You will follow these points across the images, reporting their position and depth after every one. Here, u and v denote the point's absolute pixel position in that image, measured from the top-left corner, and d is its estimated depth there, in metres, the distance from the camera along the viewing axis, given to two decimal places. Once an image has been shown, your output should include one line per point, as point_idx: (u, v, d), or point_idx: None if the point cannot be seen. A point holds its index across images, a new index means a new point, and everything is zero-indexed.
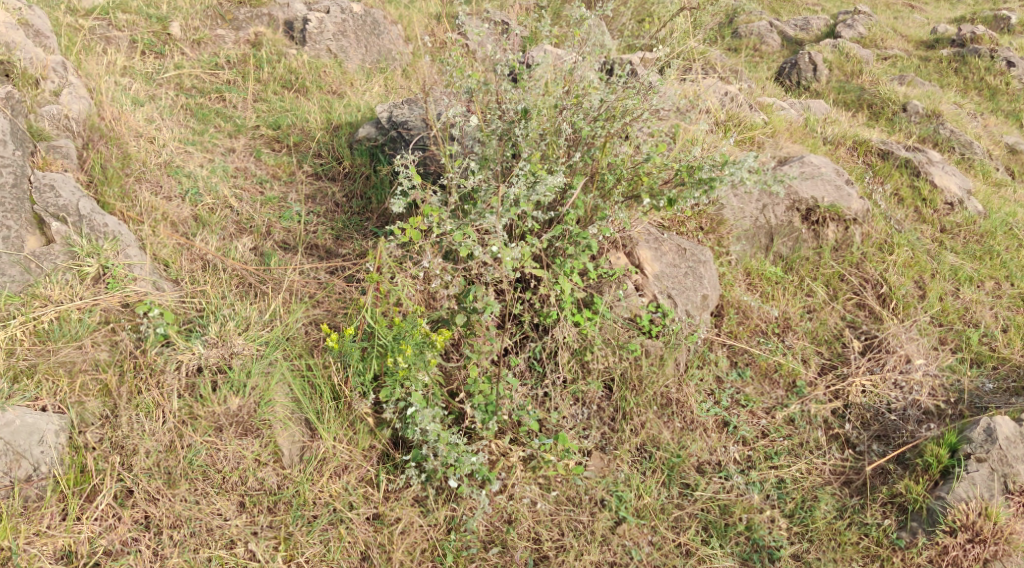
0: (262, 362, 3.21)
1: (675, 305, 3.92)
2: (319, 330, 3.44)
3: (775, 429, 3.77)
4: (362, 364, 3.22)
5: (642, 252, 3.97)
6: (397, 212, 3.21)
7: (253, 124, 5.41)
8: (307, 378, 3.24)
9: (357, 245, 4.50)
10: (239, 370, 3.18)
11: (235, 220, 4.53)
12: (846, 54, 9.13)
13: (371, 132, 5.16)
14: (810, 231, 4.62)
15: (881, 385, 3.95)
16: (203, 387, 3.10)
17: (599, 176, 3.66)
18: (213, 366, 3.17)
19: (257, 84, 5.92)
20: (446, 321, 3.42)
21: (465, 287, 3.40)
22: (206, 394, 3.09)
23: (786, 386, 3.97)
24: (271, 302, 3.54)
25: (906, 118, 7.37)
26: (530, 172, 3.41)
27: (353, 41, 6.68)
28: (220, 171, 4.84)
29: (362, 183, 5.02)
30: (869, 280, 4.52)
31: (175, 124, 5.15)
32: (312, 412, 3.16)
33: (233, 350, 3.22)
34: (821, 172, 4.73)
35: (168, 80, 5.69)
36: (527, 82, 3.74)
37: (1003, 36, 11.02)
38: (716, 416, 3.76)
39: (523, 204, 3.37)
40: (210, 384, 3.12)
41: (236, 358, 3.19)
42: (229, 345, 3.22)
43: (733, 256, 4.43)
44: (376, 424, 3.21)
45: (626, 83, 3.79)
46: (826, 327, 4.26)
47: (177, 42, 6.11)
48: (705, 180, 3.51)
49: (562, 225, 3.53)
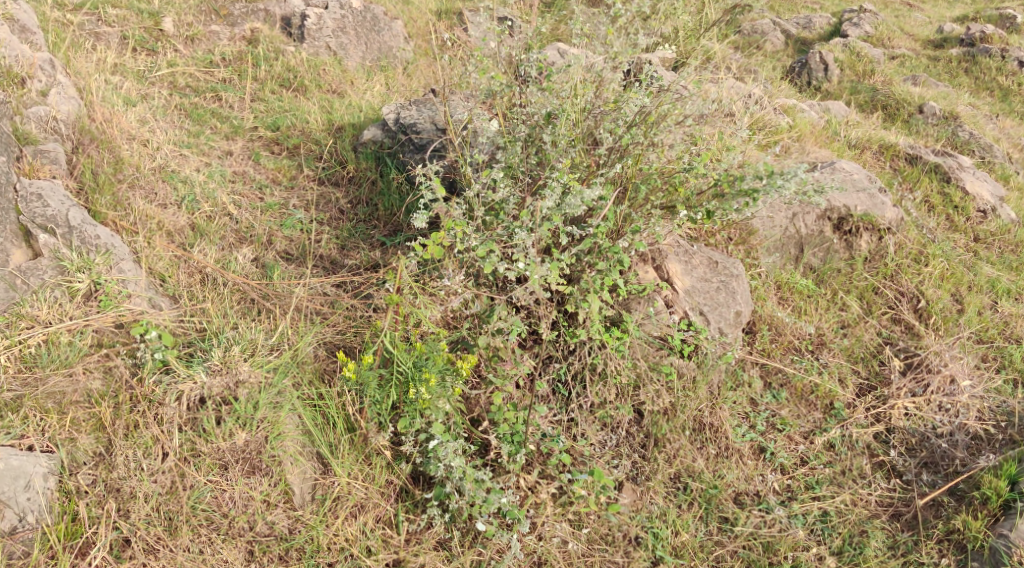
0: (269, 392, 2.94)
1: (707, 322, 3.67)
2: (330, 354, 3.18)
3: (815, 455, 3.54)
4: (379, 394, 2.95)
5: (672, 266, 3.74)
6: (419, 228, 2.96)
7: (251, 125, 5.14)
8: (319, 407, 2.98)
9: (364, 256, 4.24)
10: (245, 402, 2.91)
11: (234, 229, 4.26)
12: (857, 53, 8.90)
13: (377, 135, 4.91)
14: (841, 241, 4.41)
15: (925, 408, 3.73)
16: (206, 420, 2.84)
17: (631, 187, 3.41)
18: (216, 397, 2.90)
19: (254, 83, 5.64)
20: (467, 344, 3.16)
21: (488, 307, 3.19)
22: (209, 428, 2.83)
23: (824, 409, 3.73)
24: (278, 322, 3.28)
25: (922, 120, 7.14)
26: (561, 183, 3.18)
27: (352, 38, 6.40)
28: (217, 176, 4.56)
29: (368, 189, 4.75)
30: (905, 294, 4.29)
31: (168, 126, 4.87)
32: (324, 446, 2.90)
33: (239, 379, 2.93)
34: (853, 179, 4.52)
35: (161, 78, 5.42)
36: (555, 84, 3.51)
37: (1011, 36, 10.80)
38: (752, 442, 3.53)
39: (555, 217, 3.15)
40: (213, 417, 2.85)
41: (242, 388, 2.92)
42: (234, 373, 2.93)
43: (763, 268, 4.19)
44: (394, 458, 2.93)
45: (662, 89, 3.58)
46: (862, 343, 4.04)
47: (169, 38, 5.83)
48: (748, 192, 3.27)
49: (592, 239, 3.27)
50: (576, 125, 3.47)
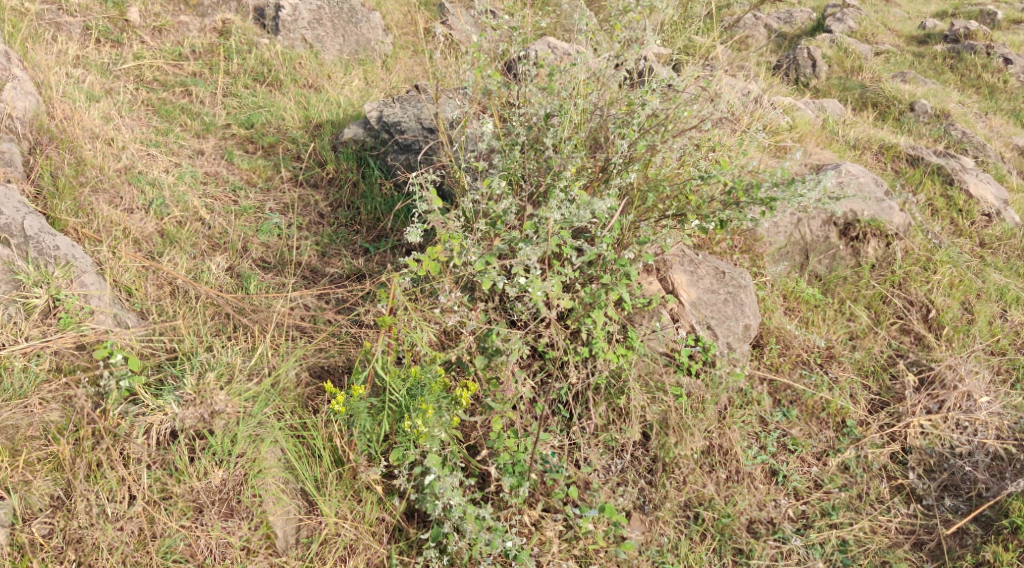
0: (248, 423, 2.68)
1: (715, 338, 3.47)
2: (314, 379, 2.92)
3: (829, 478, 3.41)
4: (370, 424, 2.70)
5: (677, 277, 3.53)
6: (415, 242, 2.71)
7: (224, 122, 4.84)
8: (302, 438, 2.72)
9: (346, 264, 4.00)
10: (222, 435, 2.65)
11: (207, 235, 3.97)
12: (844, 50, 8.70)
13: (358, 134, 4.60)
14: (848, 248, 4.23)
15: (941, 425, 3.60)
16: (179, 458, 2.57)
17: (639, 195, 3.21)
18: (189, 430, 2.62)
19: (227, 77, 5.34)
20: (464, 365, 2.93)
21: (486, 325, 2.96)
22: (182, 466, 2.56)
23: (836, 427, 3.59)
24: (256, 342, 3.01)
25: (914, 119, 6.90)
26: (567, 193, 2.95)
27: (329, 30, 6.09)
28: (188, 177, 4.26)
29: (349, 191, 4.48)
30: (914, 303, 4.12)
31: (135, 124, 4.59)
32: (309, 481, 2.64)
33: (214, 409, 2.65)
34: (861, 183, 4.33)
35: (127, 72, 5.11)
36: (556, 83, 3.28)
37: (994, 32, 10.64)
38: (763, 465, 3.39)
39: (561, 230, 2.92)
40: (186, 453, 2.59)
41: (218, 421, 2.64)
42: (209, 403, 2.65)
43: (769, 277, 3.99)
44: (386, 493, 2.68)
45: (671, 90, 3.37)
46: (872, 356, 3.87)
47: (136, 29, 5.52)
48: (766, 200, 3.09)
49: (599, 252, 3.04)
50: (579, 126, 3.25)
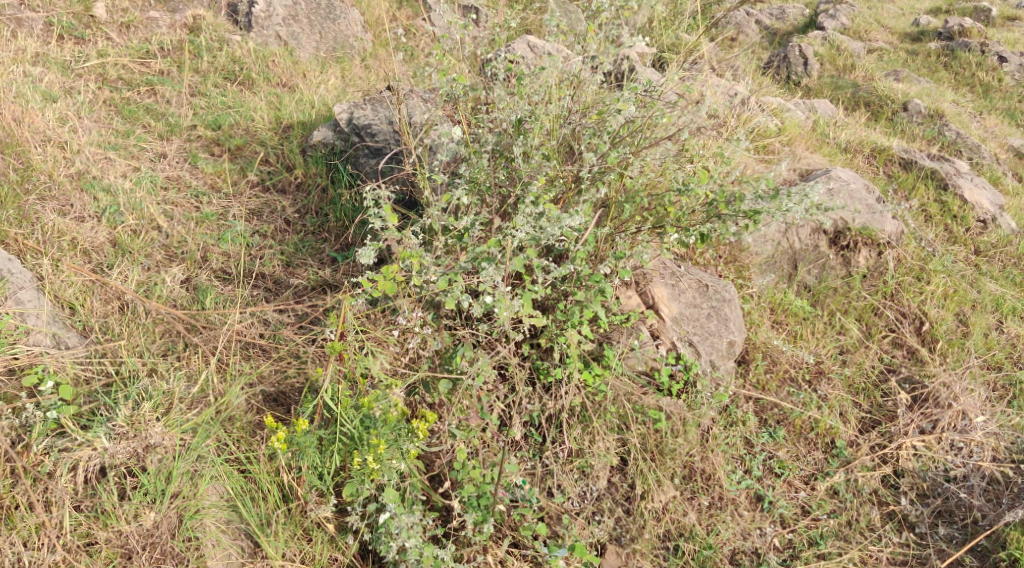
0: (186, 458, 2.48)
1: (698, 355, 3.29)
2: (265, 406, 2.73)
3: (817, 504, 3.23)
4: (320, 458, 2.51)
5: (657, 291, 3.34)
6: (367, 262, 2.50)
7: (189, 123, 4.61)
8: (248, 473, 2.53)
9: (312, 274, 3.79)
10: (157, 472, 2.44)
11: (163, 244, 3.76)
12: (837, 48, 8.49)
13: (328, 136, 4.38)
14: (838, 257, 4.05)
15: (935, 447, 3.43)
16: (107, 498, 2.36)
17: (614, 206, 3.02)
18: (120, 467, 2.42)
19: (195, 76, 5.12)
20: (427, 388, 2.75)
21: (451, 346, 2.78)
22: (110, 508, 2.34)
23: (825, 448, 3.41)
24: (203, 365, 2.81)
25: (907, 119, 6.70)
26: (534, 207, 2.76)
27: (305, 26, 5.86)
28: (146, 182, 4.04)
29: (317, 196, 4.28)
30: (908, 315, 3.94)
31: (94, 125, 4.38)
32: (253, 520, 2.44)
33: (149, 443, 2.46)
34: (851, 189, 4.15)
35: (90, 70, 4.89)
36: (526, 88, 3.08)
37: (989, 29, 10.45)
38: (748, 490, 3.21)
39: (527, 248, 2.74)
40: (116, 493, 2.39)
41: (152, 456, 2.45)
42: (144, 436, 2.47)
43: (756, 289, 3.80)
44: (339, 532, 2.49)
45: (650, 95, 3.18)
46: (863, 372, 3.69)
47: (101, 25, 5.30)
48: (750, 213, 2.92)
49: (572, 267, 2.86)
50: (552, 133, 3.06)
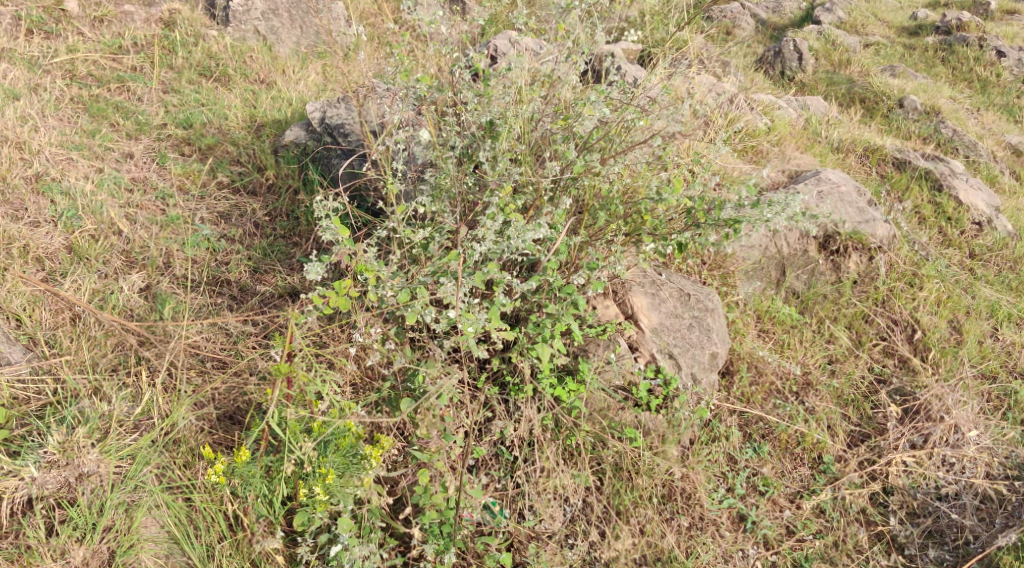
0: (121, 488, 2.41)
1: (678, 368, 3.13)
2: (212, 427, 2.63)
3: (802, 523, 3.09)
4: (267, 486, 2.40)
5: (636, 300, 3.20)
6: (313, 280, 2.42)
7: (159, 121, 4.41)
8: (190, 501, 2.43)
9: (280, 281, 3.59)
10: (88, 505, 2.38)
11: (123, 250, 3.58)
12: (833, 42, 8.30)
13: (300, 136, 4.23)
14: (827, 262, 3.89)
15: (926, 463, 3.28)
16: (33, 532, 2.31)
17: (588, 214, 2.89)
18: (49, 498, 2.38)
19: (169, 72, 4.93)
20: (390, 403, 2.62)
21: (415, 360, 2.64)
22: (35, 544, 2.29)
23: (811, 464, 3.27)
24: (140, 381, 2.71)
25: (903, 115, 6.53)
26: (498, 218, 2.63)
27: (285, 20, 5.64)
28: (108, 183, 3.86)
29: (289, 199, 4.08)
30: (899, 322, 3.79)
31: (58, 124, 4.21)
32: (197, 553, 2.34)
33: (82, 472, 2.41)
34: (841, 192, 3.99)
35: (58, 66, 4.70)
36: (494, 89, 2.92)
37: (986, 22, 10.27)
38: (730, 509, 3.06)
39: (490, 261, 2.61)
40: (43, 526, 2.33)
41: (84, 486, 2.40)
42: (76, 465, 2.42)
43: (742, 297, 3.65)
44: (290, 563, 2.38)
45: (624, 96, 3.03)
46: (852, 382, 3.54)
47: (73, 20, 5.11)
48: (731, 221, 2.77)
49: (542, 277, 2.72)
50: (522, 138, 2.90)
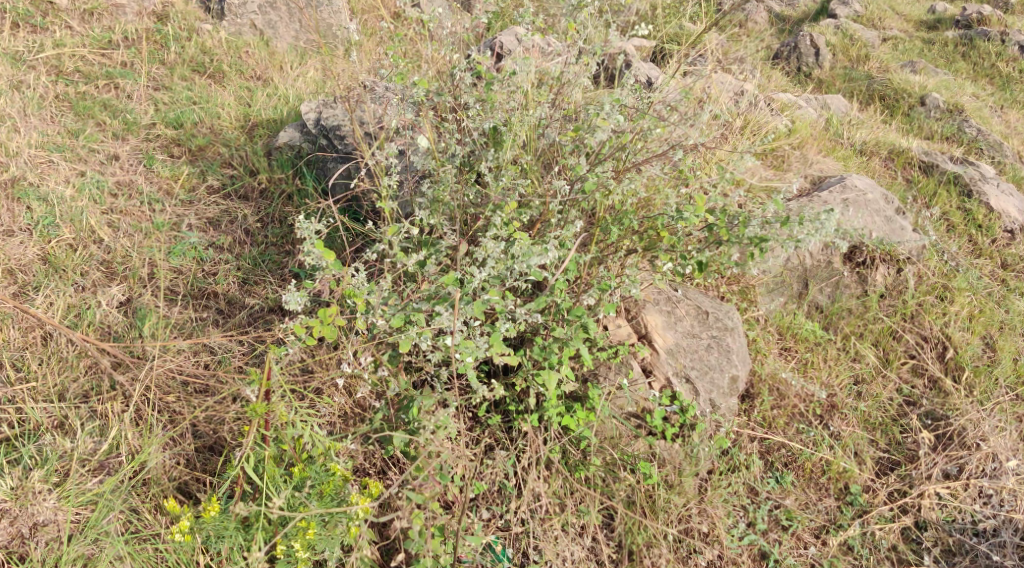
0: (80, 540, 2.23)
1: (696, 393, 2.90)
2: (187, 465, 2.44)
3: (829, 561, 2.86)
4: (245, 535, 2.20)
5: (650, 319, 2.97)
6: (293, 308, 2.24)
7: (147, 120, 4.18)
8: (158, 550, 2.25)
9: (270, 293, 3.37)
10: (41, 560, 2.21)
11: (103, 260, 3.36)
12: (851, 36, 8.01)
13: (294, 138, 3.99)
14: (853, 275, 3.64)
15: (960, 494, 3.05)
16: None
17: (600, 228, 2.67)
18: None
19: (161, 68, 4.69)
20: (384, 439, 2.41)
21: (409, 390, 2.42)
22: None
23: (838, 495, 3.04)
24: (109, 412, 2.51)
25: (924, 114, 6.25)
26: (500, 238, 2.41)
27: (283, 14, 5.40)
28: (90, 188, 3.63)
29: (281, 204, 3.83)
30: (929, 339, 3.54)
31: (39, 124, 3.98)
32: None
33: (36, 521, 2.26)
34: (868, 200, 3.73)
35: (44, 61, 4.46)
36: (498, 96, 2.69)
37: (1005, 16, 9.95)
38: (751, 546, 2.83)
39: (490, 286, 2.39)
40: None
41: (37, 538, 2.24)
42: (30, 512, 2.27)
43: (761, 315, 3.43)
44: None
45: (641, 102, 2.78)
46: (880, 405, 3.30)
47: (60, 12, 4.86)
48: (755, 240, 2.54)
49: (548, 298, 2.48)
50: (527, 146, 2.67)
